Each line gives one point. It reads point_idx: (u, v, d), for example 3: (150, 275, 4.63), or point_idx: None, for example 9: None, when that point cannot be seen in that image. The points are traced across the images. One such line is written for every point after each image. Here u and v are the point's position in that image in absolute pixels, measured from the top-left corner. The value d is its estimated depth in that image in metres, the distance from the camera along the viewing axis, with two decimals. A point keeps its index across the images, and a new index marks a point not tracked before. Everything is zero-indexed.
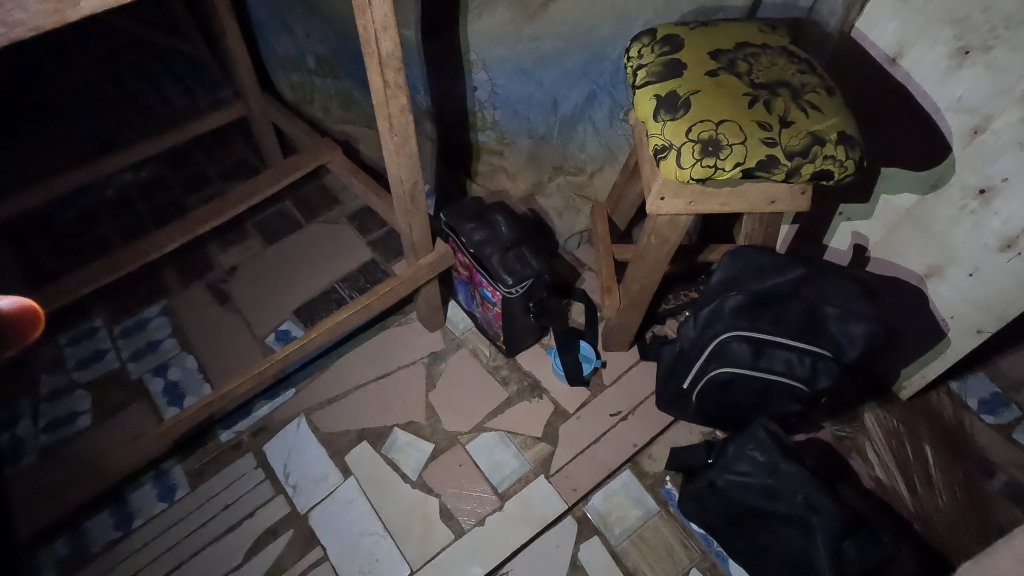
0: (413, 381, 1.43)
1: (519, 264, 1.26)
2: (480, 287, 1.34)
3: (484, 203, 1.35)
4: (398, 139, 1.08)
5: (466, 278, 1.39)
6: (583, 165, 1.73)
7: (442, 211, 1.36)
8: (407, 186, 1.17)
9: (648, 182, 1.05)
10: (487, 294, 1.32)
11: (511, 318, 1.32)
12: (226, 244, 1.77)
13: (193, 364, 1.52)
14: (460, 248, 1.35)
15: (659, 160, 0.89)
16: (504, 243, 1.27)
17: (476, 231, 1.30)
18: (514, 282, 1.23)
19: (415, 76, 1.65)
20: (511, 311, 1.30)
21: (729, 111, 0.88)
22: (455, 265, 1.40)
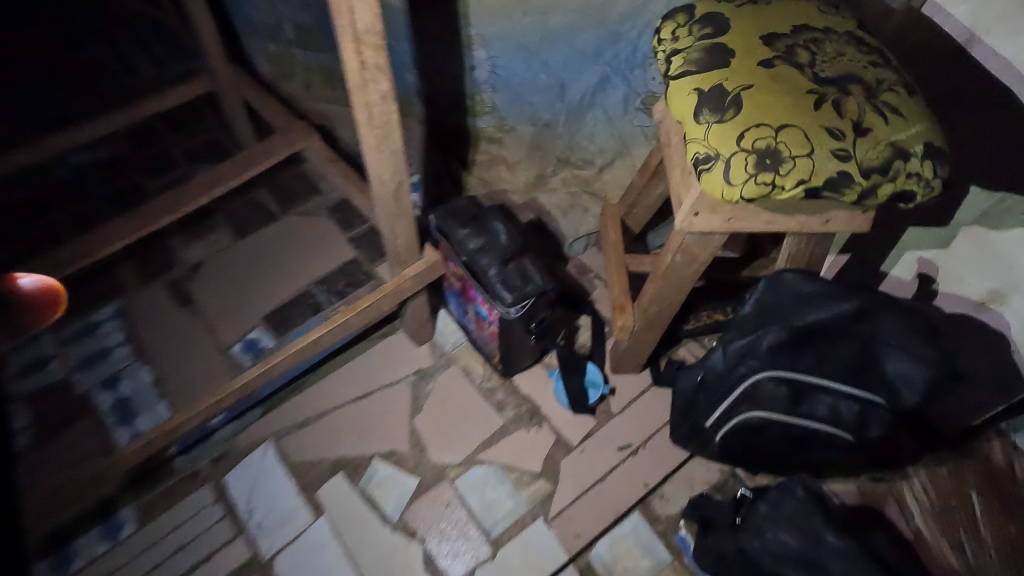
0: (397, 403, 1.27)
1: (520, 278, 1.08)
2: (475, 303, 1.17)
3: (481, 203, 1.17)
4: (380, 131, 0.89)
5: (459, 290, 1.22)
6: (592, 157, 1.55)
7: (431, 212, 1.17)
8: (391, 187, 0.98)
9: (677, 193, 0.88)
10: (483, 312, 1.16)
11: (508, 338, 1.16)
12: (191, 236, 1.58)
13: (147, 377, 1.34)
14: (451, 256, 1.17)
15: (700, 172, 0.71)
16: (504, 253, 1.09)
17: (471, 239, 1.11)
18: (513, 301, 1.07)
19: (405, 52, 1.45)
20: (509, 332, 1.14)
21: (791, 113, 0.70)
22: (446, 274, 1.22)
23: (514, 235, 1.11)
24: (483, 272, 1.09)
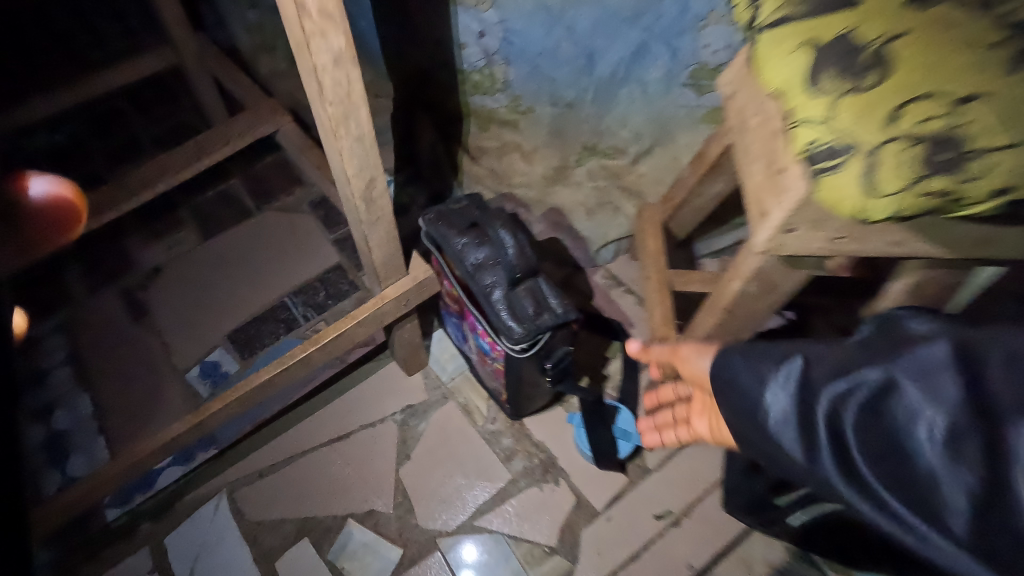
0: (380, 448, 1.04)
1: (532, 305, 0.83)
2: (475, 333, 0.93)
3: (484, 202, 0.90)
4: (338, 109, 0.63)
5: (456, 313, 0.98)
6: (624, 145, 1.28)
7: (420, 215, 0.91)
8: (360, 186, 0.72)
9: (758, 199, 0.62)
10: (485, 345, 0.91)
11: (516, 377, 0.91)
12: (150, 234, 1.35)
13: (87, 407, 1.12)
14: (445, 272, 0.92)
15: (819, 175, 0.46)
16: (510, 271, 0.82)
17: (469, 252, 0.86)
18: (522, 337, 0.81)
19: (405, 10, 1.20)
20: (518, 372, 0.89)
21: None
22: (441, 294, 0.98)
23: (525, 245, 0.83)
24: (485, 296, 0.84)
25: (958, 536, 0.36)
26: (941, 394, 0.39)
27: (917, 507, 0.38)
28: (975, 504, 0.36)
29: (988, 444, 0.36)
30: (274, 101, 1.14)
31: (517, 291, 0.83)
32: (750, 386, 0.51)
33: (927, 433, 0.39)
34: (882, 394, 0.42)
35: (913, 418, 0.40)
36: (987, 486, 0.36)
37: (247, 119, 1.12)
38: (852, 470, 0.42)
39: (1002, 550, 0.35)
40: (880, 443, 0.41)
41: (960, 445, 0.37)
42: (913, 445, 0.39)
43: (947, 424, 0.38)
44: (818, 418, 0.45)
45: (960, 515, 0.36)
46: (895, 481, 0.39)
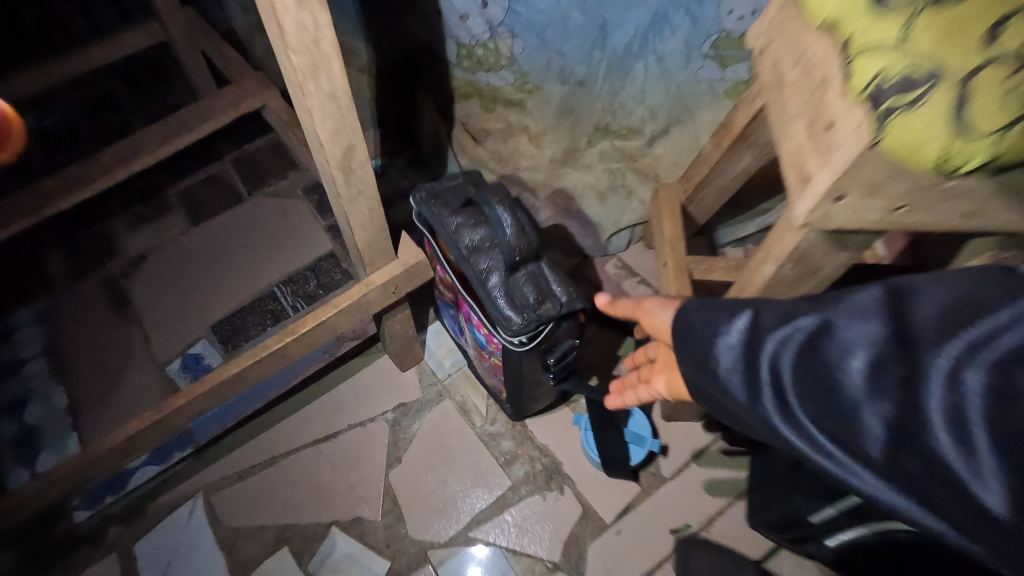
0: (370, 449, 0.95)
1: (533, 293, 0.74)
2: (471, 325, 0.84)
3: (481, 177, 0.81)
4: (305, 59, 0.54)
5: (451, 303, 0.89)
6: (639, 125, 1.18)
7: (411, 192, 0.82)
8: (336, 154, 0.63)
9: (797, 162, 0.52)
10: (481, 338, 0.83)
11: (516, 374, 0.81)
12: (135, 219, 1.28)
13: (62, 401, 1.05)
14: (439, 256, 0.83)
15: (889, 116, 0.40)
16: (508, 252, 0.72)
17: (464, 233, 0.77)
18: (522, 328, 0.72)
19: None
20: (518, 368, 0.80)
21: None
22: (435, 281, 0.89)
23: (525, 223, 0.73)
24: (481, 282, 0.75)
25: (877, 461, 0.38)
26: (870, 331, 0.40)
27: (843, 437, 0.39)
28: (891, 431, 0.37)
29: (913, 375, 0.37)
30: (260, 75, 1.06)
31: (517, 276, 0.74)
32: (700, 336, 0.50)
33: (858, 368, 0.39)
34: (820, 335, 0.42)
35: (847, 356, 0.40)
36: (905, 415, 0.37)
37: (231, 94, 1.04)
38: (786, 406, 0.43)
39: (914, 471, 0.36)
40: (813, 380, 0.41)
41: (886, 377, 0.38)
42: (845, 381, 0.39)
43: (875, 357, 0.39)
44: (758, 362, 0.45)
45: (881, 443, 0.38)
46: (826, 414, 0.40)
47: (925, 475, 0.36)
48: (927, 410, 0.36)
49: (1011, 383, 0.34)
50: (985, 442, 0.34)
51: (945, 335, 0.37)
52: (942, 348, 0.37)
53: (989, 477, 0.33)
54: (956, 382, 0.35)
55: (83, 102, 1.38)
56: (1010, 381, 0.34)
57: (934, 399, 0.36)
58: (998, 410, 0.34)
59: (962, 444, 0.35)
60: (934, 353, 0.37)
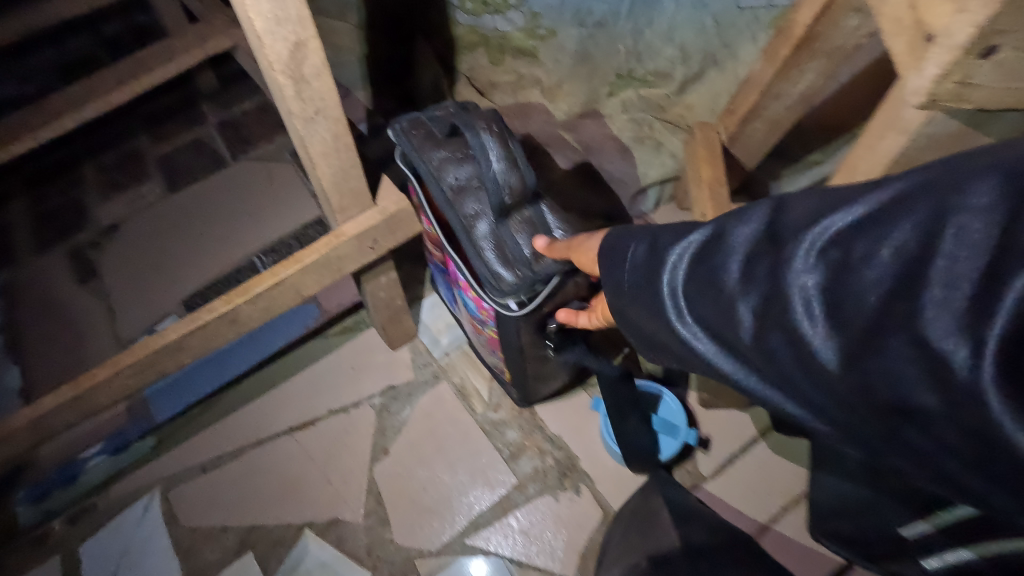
0: (353, 438, 0.81)
1: (530, 245, 0.59)
2: (460, 290, 0.70)
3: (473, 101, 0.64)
4: None
5: (441, 265, 0.75)
6: (669, 68, 1.02)
7: (389, 123, 0.65)
8: (281, 55, 0.49)
9: (912, 21, 0.36)
10: (472, 306, 0.69)
11: (514, 348, 0.67)
12: (110, 186, 1.16)
13: (14, 382, 0.94)
14: (424, 204, 0.68)
15: None
16: (496, 194, 0.57)
17: (449, 173, 0.62)
18: (513, 290, 0.58)
19: None
20: (516, 341, 0.66)
21: None
22: (423, 239, 0.75)
23: (519, 156, 0.57)
24: (469, 235, 0.60)
25: (738, 351, 0.34)
26: (746, 228, 0.35)
27: (722, 332, 0.35)
28: (759, 318, 0.33)
29: (780, 264, 0.33)
30: (230, 13, 0.94)
31: (511, 224, 0.60)
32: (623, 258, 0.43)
33: (734, 268, 0.35)
34: (711, 241, 0.37)
35: (732, 254, 0.35)
36: (771, 301, 0.33)
37: (196, 33, 0.91)
38: (676, 312, 0.38)
39: (776, 354, 0.32)
40: (697, 285, 0.37)
41: (758, 269, 0.34)
42: (724, 280, 0.35)
43: (749, 254, 0.35)
44: (654, 274, 0.40)
45: (750, 332, 0.33)
46: (706, 312, 0.36)
47: (789, 361, 0.31)
48: (783, 292, 0.32)
49: (854, 252, 0.30)
50: (824, 312, 0.30)
51: (815, 218, 0.32)
52: (814, 229, 0.32)
53: (827, 343, 0.30)
54: (811, 263, 0.31)
55: (57, 62, 1.27)
56: (855, 253, 0.30)
57: (799, 282, 0.31)
58: (841, 281, 0.30)
59: (808, 317, 0.31)
60: (801, 238, 0.32)
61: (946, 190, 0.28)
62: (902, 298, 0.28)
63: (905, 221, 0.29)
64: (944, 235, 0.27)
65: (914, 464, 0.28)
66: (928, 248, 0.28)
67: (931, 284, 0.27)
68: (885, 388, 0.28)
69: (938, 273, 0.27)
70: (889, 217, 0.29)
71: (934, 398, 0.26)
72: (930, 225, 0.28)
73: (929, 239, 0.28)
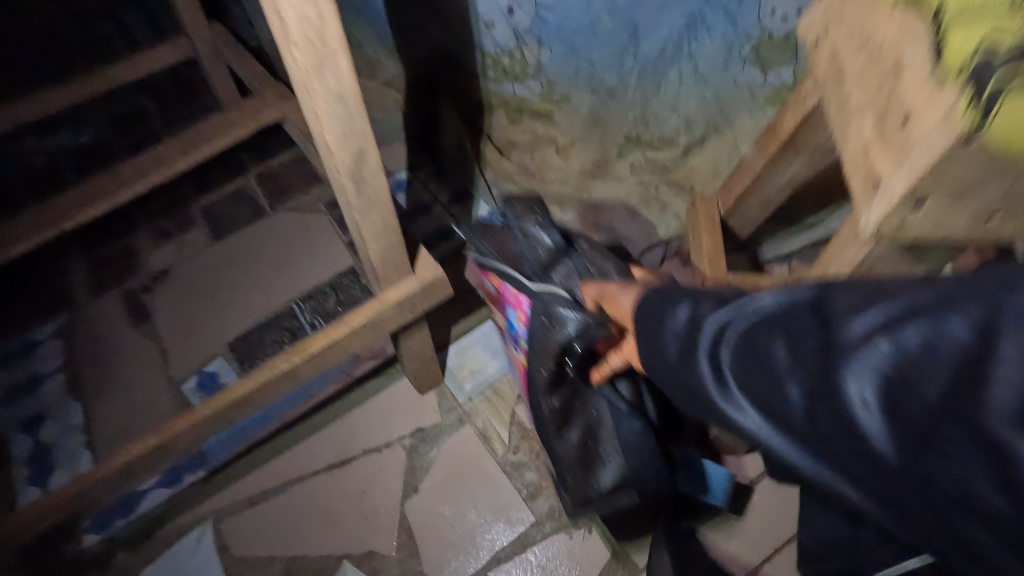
0: (386, 477, 0.90)
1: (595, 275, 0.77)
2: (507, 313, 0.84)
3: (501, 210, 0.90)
4: (310, 57, 0.49)
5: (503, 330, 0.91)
6: (673, 135, 1.13)
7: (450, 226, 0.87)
8: (347, 162, 0.59)
9: (864, 163, 0.45)
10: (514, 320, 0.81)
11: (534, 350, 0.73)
12: (158, 233, 1.27)
13: (77, 418, 1.04)
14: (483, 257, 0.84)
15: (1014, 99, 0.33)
16: (534, 253, 0.79)
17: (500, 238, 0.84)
18: (541, 307, 0.71)
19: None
20: (536, 339, 0.72)
21: None
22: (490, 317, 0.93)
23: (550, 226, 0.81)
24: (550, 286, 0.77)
25: (778, 424, 0.36)
26: (801, 309, 0.38)
27: (767, 407, 0.37)
28: (809, 400, 0.35)
29: (828, 346, 0.35)
30: (281, 88, 1.05)
31: (550, 276, 0.78)
32: (655, 325, 0.47)
33: (781, 351, 0.37)
34: (766, 320, 0.39)
35: (780, 336, 0.38)
36: (820, 383, 0.35)
37: (251, 107, 1.02)
38: (725, 390, 0.39)
39: (825, 429, 0.34)
40: (736, 357, 0.39)
41: (804, 349, 0.36)
42: (770, 358, 0.37)
43: (793, 335, 0.37)
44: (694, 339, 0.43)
45: (803, 406, 0.35)
46: (747, 386, 0.38)
47: (837, 439, 0.33)
48: (839, 368, 0.34)
49: (903, 344, 0.32)
50: (877, 399, 0.32)
51: (863, 310, 0.35)
52: (863, 319, 0.34)
53: (882, 432, 0.32)
54: (864, 350, 0.33)
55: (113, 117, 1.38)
56: (910, 346, 0.32)
57: (851, 370, 0.34)
58: (896, 373, 0.32)
59: (852, 392, 0.33)
60: (853, 325, 0.35)
61: (997, 295, 0.30)
62: (957, 392, 0.30)
63: (954, 319, 0.31)
64: (996, 340, 0.30)
65: (949, 539, 0.31)
66: (986, 349, 0.30)
67: (987, 386, 0.29)
68: (935, 472, 0.30)
69: (991, 373, 0.29)
70: (943, 315, 0.32)
71: (994, 484, 0.29)
72: (984, 325, 0.30)
73: (984, 339, 0.30)
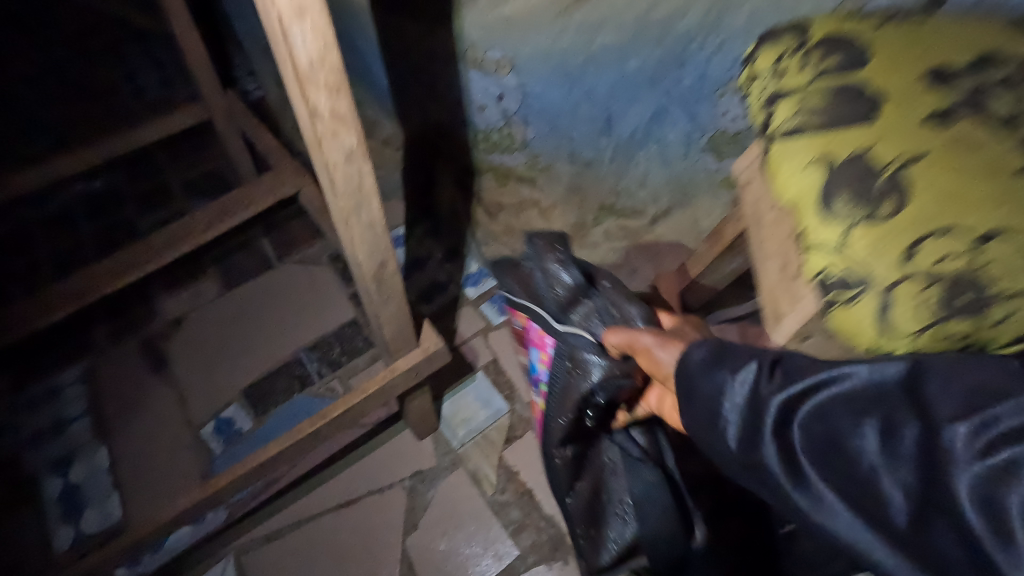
0: (389, 515, 1.02)
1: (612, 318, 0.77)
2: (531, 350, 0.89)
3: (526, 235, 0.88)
4: (349, 201, 0.64)
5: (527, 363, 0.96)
6: (642, 206, 1.27)
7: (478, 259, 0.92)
8: (370, 269, 0.73)
9: (772, 299, 0.59)
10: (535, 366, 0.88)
11: (554, 397, 0.75)
12: (172, 283, 1.37)
13: (104, 461, 1.14)
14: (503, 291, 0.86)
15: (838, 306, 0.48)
16: (551, 291, 0.80)
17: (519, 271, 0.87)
18: (567, 351, 0.75)
19: (468, 80, 1.20)
20: (560, 385, 0.75)
21: (975, 210, 0.42)
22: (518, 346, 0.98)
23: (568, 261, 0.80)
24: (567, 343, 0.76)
25: (881, 529, 0.37)
26: (893, 393, 0.39)
27: (863, 508, 0.37)
28: (912, 501, 0.36)
29: (927, 443, 0.36)
30: (296, 163, 1.17)
31: (570, 316, 0.78)
32: (705, 396, 0.49)
33: (872, 442, 0.38)
34: (856, 397, 0.40)
35: (875, 425, 0.38)
36: (925, 485, 0.35)
37: (269, 182, 1.14)
38: (809, 485, 0.40)
39: (937, 543, 0.34)
40: (817, 440, 0.40)
41: (899, 444, 0.37)
42: (857, 449, 0.38)
43: (884, 427, 0.38)
44: (755, 418, 0.45)
45: (905, 514, 0.36)
46: (829, 479, 0.39)
47: (951, 550, 0.33)
48: (945, 471, 0.35)
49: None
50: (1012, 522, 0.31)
51: (968, 409, 0.35)
52: (974, 421, 0.35)
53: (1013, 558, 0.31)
54: (974, 458, 0.34)
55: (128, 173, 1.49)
56: None
57: (961, 478, 0.34)
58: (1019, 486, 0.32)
59: (964, 498, 0.33)
60: (959, 427, 0.35)
61: None
62: None
63: None
64: None
65: None
66: None
67: None
68: None
69: None
70: None
71: None
72: None
73: None
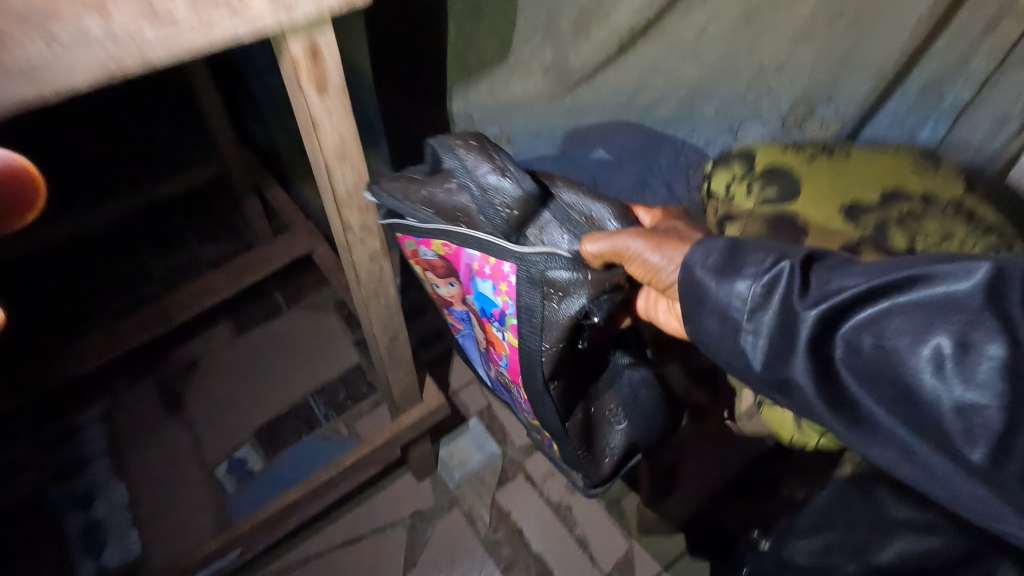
0: (391, 552, 1.12)
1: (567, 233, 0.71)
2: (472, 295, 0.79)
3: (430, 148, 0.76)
4: (369, 289, 0.75)
5: (467, 311, 0.88)
6: None
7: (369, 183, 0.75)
8: (384, 341, 0.84)
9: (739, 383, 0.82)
10: (485, 307, 0.77)
11: (535, 328, 0.70)
12: (188, 328, 1.46)
13: (123, 498, 1.23)
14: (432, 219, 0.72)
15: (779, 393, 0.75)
16: (500, 210, 0.70)
17: (442, 202, 0.74)
18: (539, 276, 0.69)
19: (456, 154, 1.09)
20: (539, 316, 0.69)
21: None
22: (445, 292, 0.88)
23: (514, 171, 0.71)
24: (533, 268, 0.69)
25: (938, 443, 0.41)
26: (964, 313, 0.40)
27: (923, 428, 0.42)
28: (990, 431, 0.38)
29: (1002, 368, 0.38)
30: (310, 224, 1.29)
31: (524, 237, 0.71)
32: (714, 303, 0.54)
33: (946, 366, 0.40)
34: (921, 312, 0.42)
35: (951, 347, 0.40)
36: (1001, 413, 0.38)
37: (286, 242, 1.26)
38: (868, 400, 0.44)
39: (1008, 466, 0.38)
40: (866, 351, 0.45)
41: (974, 368, 0.39)
42: (926, 375, 0.41)
43: (956, 348, 0.40)
44: (791, 332, 0.48)
45: (984, 448, 0.39)
46: (875, 395, 0.44)
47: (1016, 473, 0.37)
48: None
49: None
50: None
51: None
52: None
53: None
54: None
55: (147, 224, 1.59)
56: None
57: None
58: None
59: None
60: None
61: None
62: None
63: None
64: None
65: None
66: None
67: None
68: None
69: None
70: None
71: None
72: None
73: None
